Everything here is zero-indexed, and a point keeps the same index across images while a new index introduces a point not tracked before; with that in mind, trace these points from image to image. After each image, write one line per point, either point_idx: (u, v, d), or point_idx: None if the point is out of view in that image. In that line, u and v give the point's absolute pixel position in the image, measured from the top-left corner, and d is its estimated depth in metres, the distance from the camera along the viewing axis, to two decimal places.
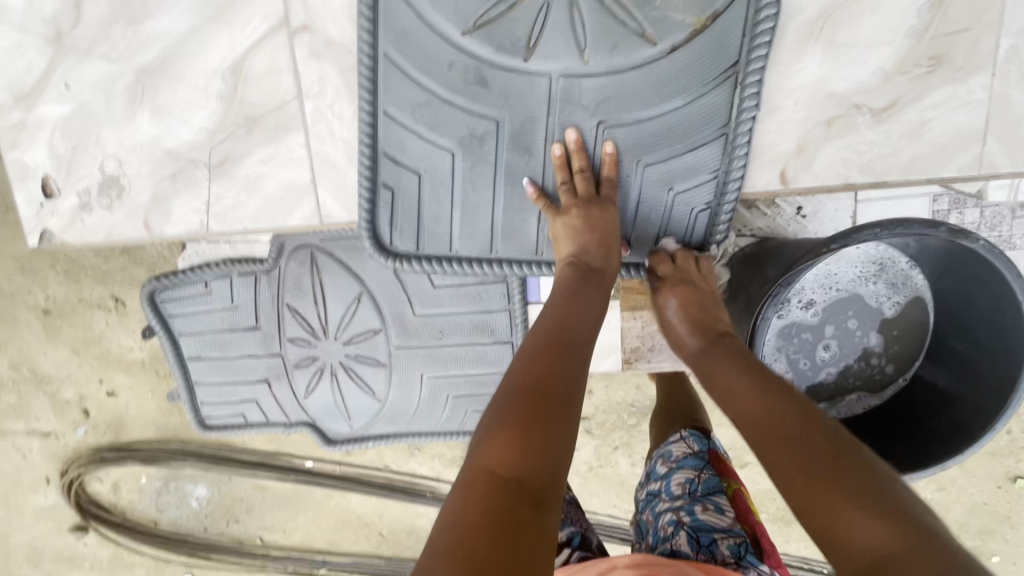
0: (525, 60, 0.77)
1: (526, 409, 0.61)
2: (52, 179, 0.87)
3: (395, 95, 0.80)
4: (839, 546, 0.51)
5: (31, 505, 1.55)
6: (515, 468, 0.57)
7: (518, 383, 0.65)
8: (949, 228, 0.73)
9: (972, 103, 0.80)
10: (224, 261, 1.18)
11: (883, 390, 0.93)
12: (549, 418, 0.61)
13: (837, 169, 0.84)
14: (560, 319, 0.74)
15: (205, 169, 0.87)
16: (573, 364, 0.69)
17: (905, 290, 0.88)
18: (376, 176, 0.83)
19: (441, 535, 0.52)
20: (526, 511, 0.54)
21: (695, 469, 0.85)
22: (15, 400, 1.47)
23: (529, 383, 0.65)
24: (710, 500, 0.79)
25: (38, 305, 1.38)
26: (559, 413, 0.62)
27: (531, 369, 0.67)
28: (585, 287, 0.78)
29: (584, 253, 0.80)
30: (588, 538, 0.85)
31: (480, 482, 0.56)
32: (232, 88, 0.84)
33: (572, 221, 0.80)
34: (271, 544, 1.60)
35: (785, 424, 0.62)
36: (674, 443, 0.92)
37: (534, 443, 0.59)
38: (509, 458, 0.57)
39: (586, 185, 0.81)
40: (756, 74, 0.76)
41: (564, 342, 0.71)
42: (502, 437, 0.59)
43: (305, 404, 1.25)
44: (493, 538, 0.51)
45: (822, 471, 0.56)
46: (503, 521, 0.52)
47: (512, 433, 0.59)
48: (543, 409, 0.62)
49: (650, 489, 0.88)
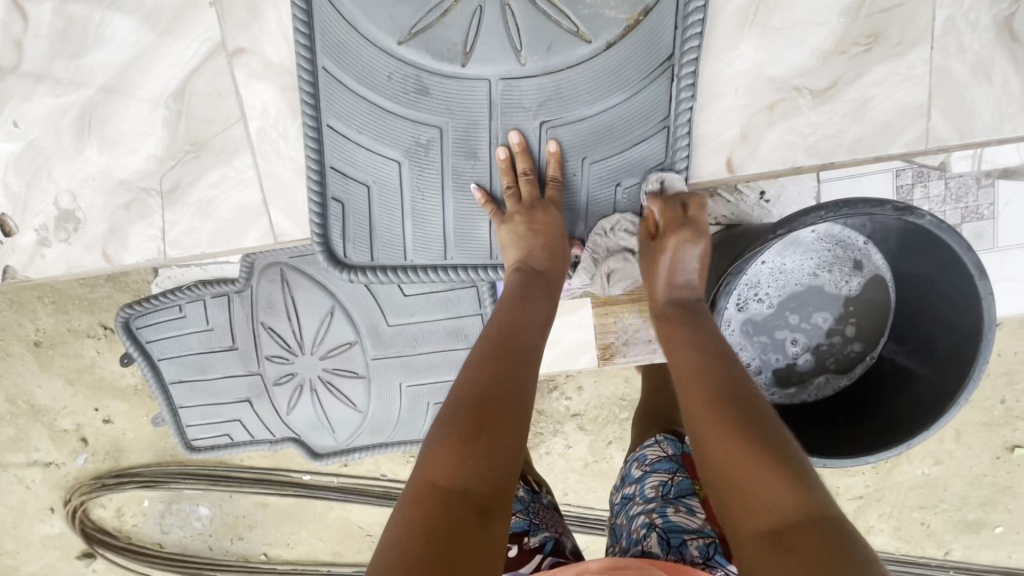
0: (463, 65, 0.77)
1: (469, 417, 0.63)
2: (11, 217, 0.88)
3: (337, 107, 0.80)
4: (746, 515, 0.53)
5: (38, 535, 1.57)
6: (458, 477, 0.58)
7: (468, 393, 0.67)
8: (894, 206, 0.72)
9: (913, 78, 0.79)
10: (196, 284, 1.19)
11: (852, 369, 0.92)
12: (492, 425, 0.63)
13: (784, 153, 0.83)
14: (508, 327, 0.76)
15: (159, 197, 0.87)
16: (521, 370, 0.71)
17: (864, 272, 0.88)
18: (325, 190, 0.83)
19: (385, 550, 0.54)
20: (469, 519, 0.55)
21: (668, 473, 0.87)
22: (14, 432, 1.48)
23: (476, 391, 0.67)
24: (681, 502, 0.80)
25: (30, 337, 1.40)
26: (503, 419, 0.64)
27: (479, 379, 0.68)
28: (534, 292, 0.80)
29: (531, 258, 0.81)
30: (561, 544, 0.83)
31: (424, 494, 0.58)
32: (178, 114, 0.85)
33: (516, 228, 0.80)
34: (276, 559, 1.61)
35: (722, 393, 0.62)
36: (650, 447, 0.94)
37: (474, 450, 0.60)
38: (453, 471, 0.59)
39: (531, 188, 0.81)
40: (692, 65, 0.76)
41: (513, 350, 0.73)
42: (446, 448, 0.61)
43: (288, 420, 1.26)
44: (433, 548, 0.52)
45: (751, 440, 0.56)
46: (444, 530, 0.54)
47: (455, 443, 0.61)
48: (486, 416, 0.64)
49: (625, 493, 0.89)
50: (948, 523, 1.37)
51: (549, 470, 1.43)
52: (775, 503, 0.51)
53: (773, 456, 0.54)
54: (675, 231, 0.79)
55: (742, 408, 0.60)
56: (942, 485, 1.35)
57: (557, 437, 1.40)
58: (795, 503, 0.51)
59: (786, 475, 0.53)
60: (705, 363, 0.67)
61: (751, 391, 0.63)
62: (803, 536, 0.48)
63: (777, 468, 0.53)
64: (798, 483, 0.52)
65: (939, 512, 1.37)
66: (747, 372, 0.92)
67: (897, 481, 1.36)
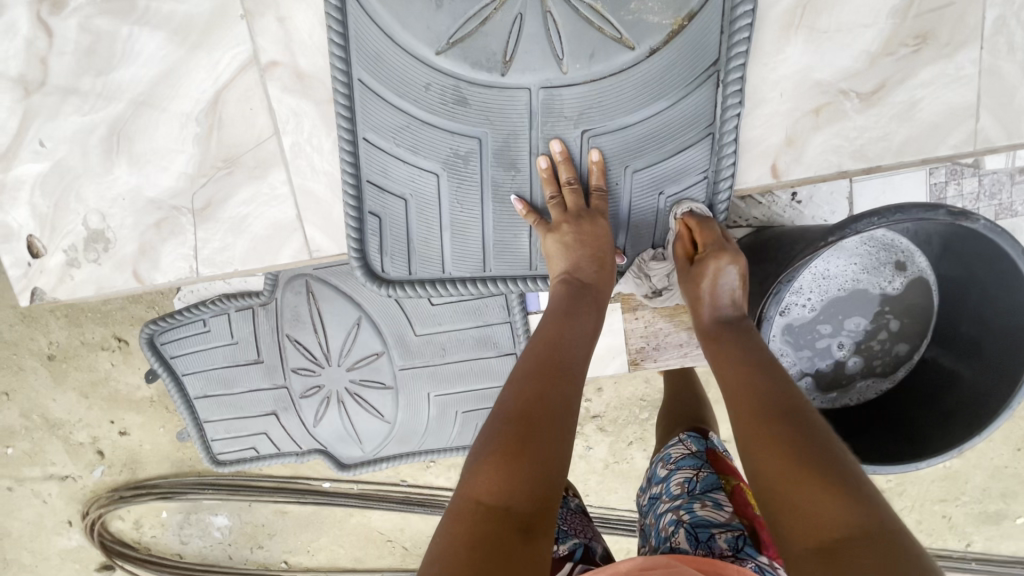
0: (503, 74, 0.75)
1: (514, 433, 0.63)
2: (37, 238, 0.86)
3: (372, 120, 0.78)
4: (807, 537, 0.51)
5: (57, 548, 1.56)
6: (502, 495, 0.58)
7: (509, 409, 0.66)
8: (948, 210, 0.71)
9: (962, 78, 0.78)
10: (220, 298, 1.17)
11: (895, 371, 0.92)
12: (535, 440, 0.62)
13: (829, 157, 0.82)
14: (550, 342, 0.74)
15: (190, 215, 0.86)
16: (560, 383, 0.70)
17: (907, 274, 0.87)
18: (361, 204, 0.81)
19: (431, 568, 0.53)
20: (514, 537, 0.54)
21: (694, 469, 0.86)
22: (30, 447, 1.46)
23: (518, 405, 0.66)
24: (708, 496, 0.79)
25: (43, 351, 1.38)
26: (545, 435, 0.63)
27: (521, 395, 0.67)
28: (579, 304, 0.79)
29: (576, 270, 0.80)
30: (591, 549, 0.82)
31: (468, 511, 0.57)
32: (209, 130, 0.83)
33: (563, 238, 0.78)
34: (297, 566, 1.61)
35: (772, 412, 0.62)
36: (674, 446, 0.93)
37: (519, 466, 0.60)
38: (497, 487, 0.58)
39: (575, 198, 0.79)
40: (739, 71, 0.74)
41: (551, 363, 0.72)
42: (489, 465, 0.60)
43: (314, 432, 1.25)
44: (481, 566, 0.51)
45: (804, 460, 0.56)
46: (490, 548, 0.53)
47: (498, 460, 0.60)
48: (529, 432, 0.63)
49: (652, 493, 0.89)
50: (970, 515, 1.37)
51: (570, 472, 1.42)
52: (833, 520, 0.50)
53: (831, 472, 0.54)
54: (721, 254, 0.78)
55: (802, 433, 0.59)
56: (964, 479, 1.35)
57: (579, 439, 1.39)
58: (854, 518, 0.50)
59: (841, 493, 0.52)
60: (758, 377, 0.66)
61: (805, 407, 0.63)
62: (857, 549, 0.48)
63: (835, 485, 0.53)
64: (854, 499, 0.51)
65: (961, 505, 1.37)
66: None
67: (919, 475, 1.36)
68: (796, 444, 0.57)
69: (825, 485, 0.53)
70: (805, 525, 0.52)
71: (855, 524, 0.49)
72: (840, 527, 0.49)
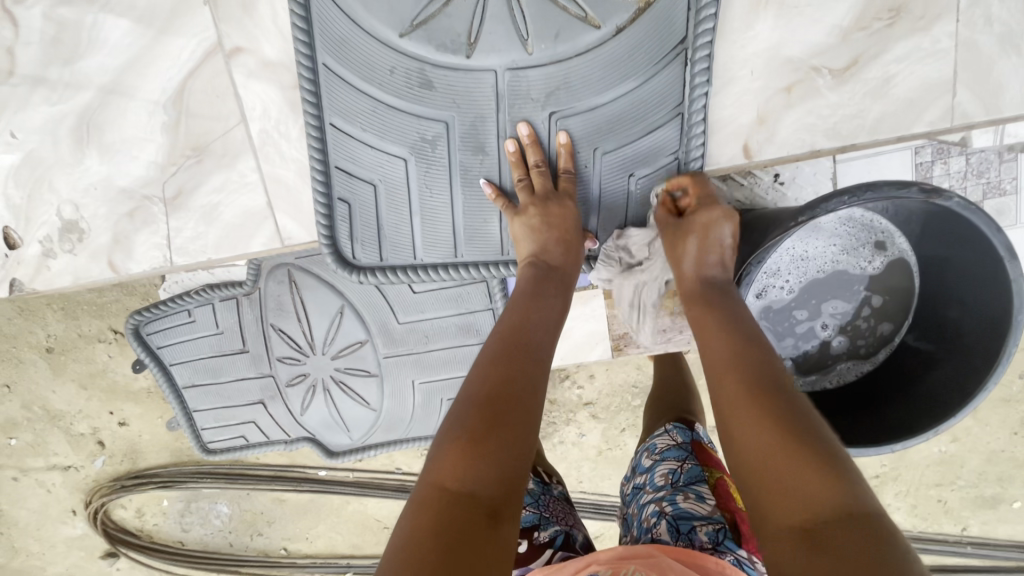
0: (467, 56, 0.74)
1: (479, 417, 0.62)
2: (13, 229, 0.87)
3: (339, 105, 0.77)
4: (784, 510, 0.50)
5: (62, 536, 1.59)
6: (466, 480, 0.57)
7: (476, 393, 0.66)
8: (921, 187, 0.69)
9: (938, 53, 0.76)
10: (204, 288, 1.17)
11: (876, 353, 0.90)
12: (502, 425, 0.62)
13: (802, 136, 0.80)
14: (520, 326, 0.74)
15: (162, 204, 0.86)
16: (529, 369, 0.69)
17: (887, 254, 0.86)
18: (330, 190, 0.81)
19: (393, 551, 0.53)
20: (477, 521, 0.54)
21: (678, 460, 0.85)
22: (32, 438, 1.49)
23: (485, 390, 0.66)
24: (691, 488, 0.79)
25: (41, 344, 1.40)
26: (512, 420, 0.63)
27: (488, 379, 0.67)
28: (549, 289, 0.78)
29: (546, 253, 0.79)
30: (572, 537, 0.82)
31: (432, 497, 0.57)
32: (177, 119, 0.83)
33: (530, 221, 0.78)
34: (296, 553, 1.63)
35: (752, 382, 0.60)
36: (659, 437, 0.92)
37: (485, 450, 0.59)
38: (461, 472, 0.58)
39: (544, 180, 0.79)
40: (707, 49, 0.73)
41: (523, 351, 0.71)
42: (454, 450, 0.60)
43: (302, 420, 1.26)
44: (442, 552, 0.51)
45: (782, 433, 0.54)
46: (452, 533, 0.53)
47: (463, 446, 0.60)
48: (497, 418, 0.62)
49: (636, 482, 0.88)
50: (965, 499, 1.36)
51: (563, 459, 1.42)
52: (808, 498, 0.49)
53: (814, 450, 0.52)
54: (705, 208, 0.76)
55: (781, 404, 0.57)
56: (959, 463, 1.34)
57: (571, 427, 1.38)
58: (836, 498, 0.48)
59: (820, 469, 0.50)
60: (739, 347, 0.65)
61: (791, 382, 0.61)
62: (834, 529, 0.46)
63: (816, 463, 0.51)
64: (833, 477, 0.49)
65: (956, 489, 1.36)
66: None
67: (913, 459, 1.35)
68: (774, 416, 0.56)
69: (812, 461, 0.51)
70: (783, 501, 0.50)
71: (835, 503, 0.48)
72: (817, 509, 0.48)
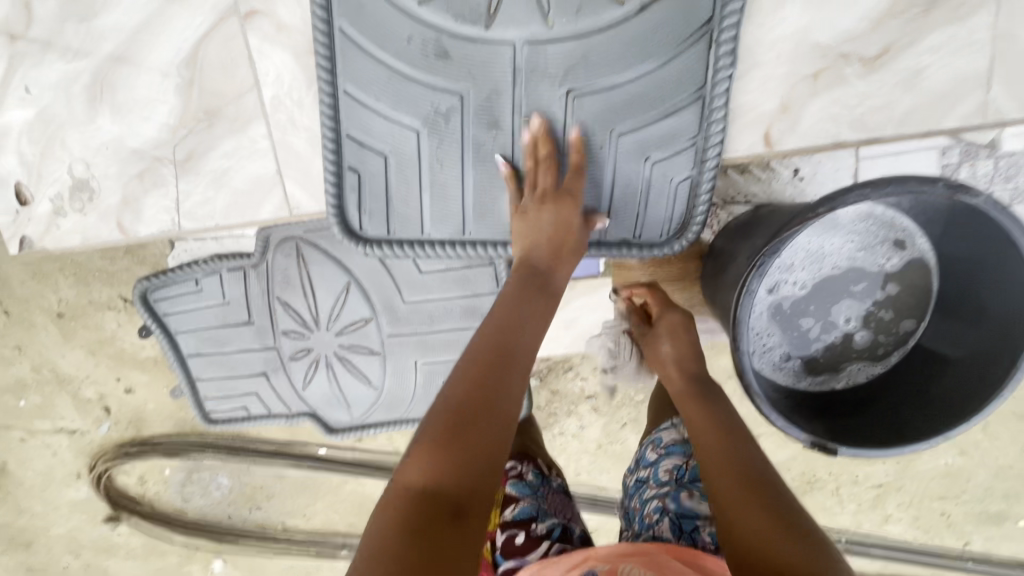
0: (486, 28, 0.72)
1: (460, 409, 0.57)
2: (25, 184, 0.87)
3: (353, 72, 0.76)
4: None
5: (66, 499, 1.60)
6: (441, 477, 0.53)
7: (456, 380, 0.61)
8: (947, 183, 0.66)
9: (974, 45, 0.73)
10: (213, 257, 1.18)
11: (890, 355, 0.87)
12: (482, 419, 0.57)
13: (826, 126, 0.78)
14: (509, 311, 0.68)
15: (172, 165, 0.86)
16: (516, 358, 0.64)
17: (905, 253, 0.84)
18: (341, 159, 0.80)
19: (362, 550, 0.49)
20: (447, 521, 0.50)
21: (683, 456, 0.84)
22: (40, 400, 1.50)
23: (467, 377, 0.61)
24: (696, 486, 0.78)
25: (52, 308, 1.41)
26: (492, 413, 0.57)
27: (471, 365, 0.62)
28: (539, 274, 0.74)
29: (534, 251, 0.76)
30: (569, 530, 0.82)
31: (407, 494, 0.53)
32: (191, 80, 0.82)
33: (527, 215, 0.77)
34: (293, 529, 1.63)
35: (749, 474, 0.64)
36: (665, 429, 0.91)
37: (467, 441, 0.55)
38: (437, 468, 0.53)
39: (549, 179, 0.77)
40: (733, 30, 0.71)
41: (508, 334, 0.65)
42: (431, 442, 0.55)
43: (304, 395, 1.26)
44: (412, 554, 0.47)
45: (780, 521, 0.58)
46: (422, 533, 0.49)
47: (440, 438, 0.55)
48: (477, 411, 0.57)
49: (639, 476, 0.87)
50: (970, 514, 1.34)
51: (562, 451, 1.40)
52: None
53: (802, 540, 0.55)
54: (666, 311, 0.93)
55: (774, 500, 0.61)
56: (966, 476, 1.31)
57: (572, 418, 1.36)
58: None
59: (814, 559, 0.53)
60: (730, 439, 0.71)
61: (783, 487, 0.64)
62: None
63: (810, 554, 0.54)
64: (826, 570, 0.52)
65: (961, 503, 1.33)
66: (774, 357, 0.89)
67: (919, 470, 1.32)
68: (765, 504, 0.60)
69: (771, 527, 0.57)
70: None
71: None
72: None
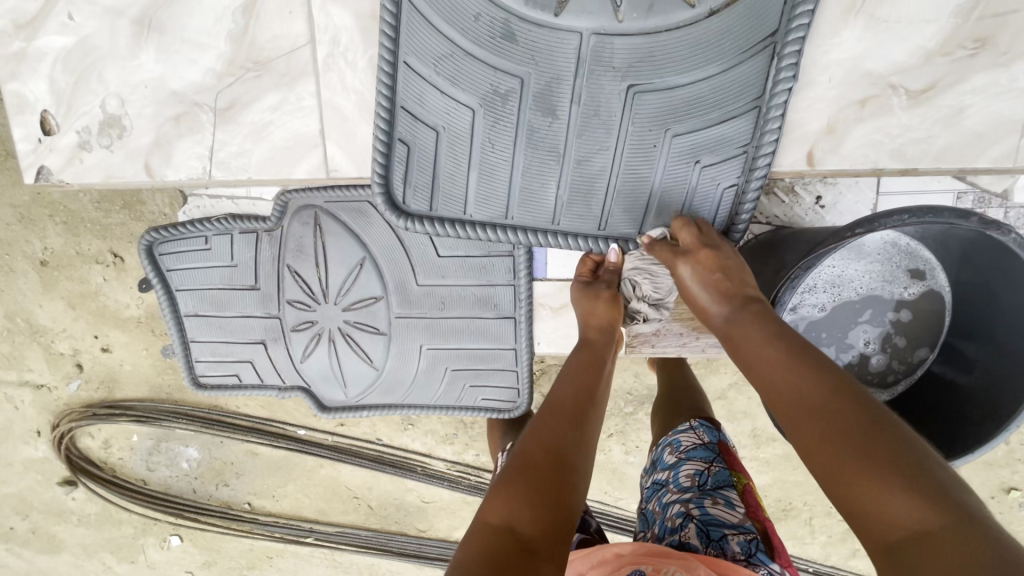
0: (556, 14, 0.72)
1: (566, 406, 0.71)
2: (51, 114, 0.87)
3: (415, 44, 0.76)
4: (869, 527, 0.48)
5: (21, 457, 1.52)
6: (553, 443, 0.65)
7: (559, 392, 0.74)
8: (979, 218, 0.68)
9: (1012, 91, 0.78)
10: (226, 217, 1.14)
11: (895, 384, 0.90)
12: (585, 415, 0.70)
13: (866, 152, 0.82)
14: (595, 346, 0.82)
15: (211, 112, 0.87)
16: (601, 377, 0.78)
17: (922, 284, 0.86)
18: (392, 129, 0.79)
19: (491, 494, 0.61)
20: (554, 471, 0.62)
21: (705, 462, 0.83)
22: (9, 350, 1.42)
23: (565, 391, 0.74)
24: (720, 494, 0.76)
25: (36, 256, 1.33)
26: (588, 411, 0.71)
27: (570, 384, 0.74)
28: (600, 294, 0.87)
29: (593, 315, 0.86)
30: (587, 522, 0.85)
31: (527, 453, 0.65)
32: (245, 28, 0.84)
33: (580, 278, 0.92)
34: (259, 510, 1.58)
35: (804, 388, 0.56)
36: (683, 433, 0.89)
37: (573, 420, 0.69)
38: (547, 437, 0.66)
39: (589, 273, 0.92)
40: (796, 45, 0.72)
41: (594, 360, 0.80)
42: (548, 423, 0.68)
43: (300, 367, 1.23)
44: (531, 487, 0.60)
45: (845, 436, 0.51)
46: (537, 474, 0.61)
47: (553, 420, 0.69)
48: (581, 407, 0.71)
49: (656, 478, 0.86)
50: None
51: None
52: (889, 516, 0.46)
53: (878, 457, 0.49)
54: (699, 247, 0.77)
55: (834, 411, 0.53)
56: None
57: None
58: (908, 514, 0.45)
59: (899, 479, 0.47)
60: (771, 348, 0.62)
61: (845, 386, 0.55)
62: (920, 550, 0.44)
63: (890, 474, 0.47)
64: (912, 490, 0.46)
65: None
66: None
67: None
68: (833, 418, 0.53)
69: (836, 455, 0.50)
70: (861, 521, 0.48)
71: (911, 517, 0.45)
72: (900, 526, 0.45)
